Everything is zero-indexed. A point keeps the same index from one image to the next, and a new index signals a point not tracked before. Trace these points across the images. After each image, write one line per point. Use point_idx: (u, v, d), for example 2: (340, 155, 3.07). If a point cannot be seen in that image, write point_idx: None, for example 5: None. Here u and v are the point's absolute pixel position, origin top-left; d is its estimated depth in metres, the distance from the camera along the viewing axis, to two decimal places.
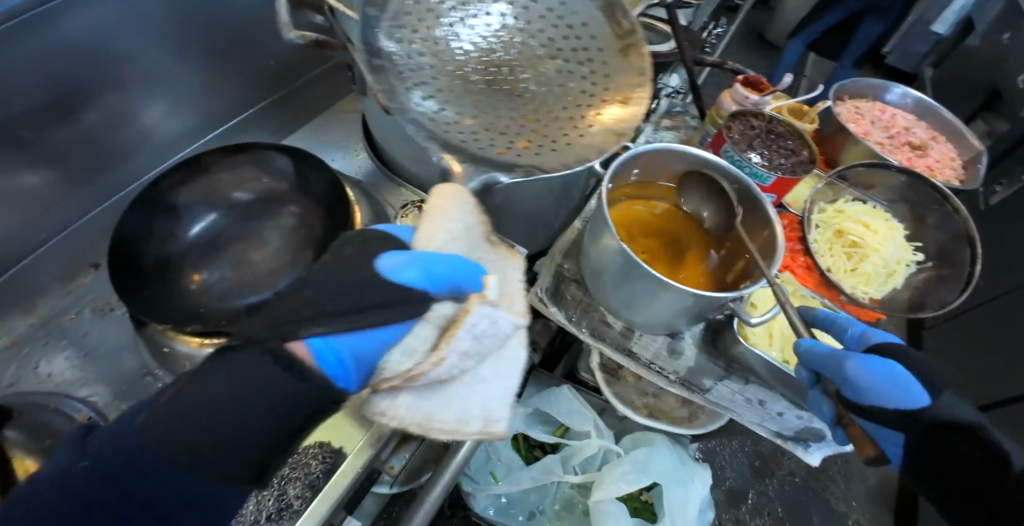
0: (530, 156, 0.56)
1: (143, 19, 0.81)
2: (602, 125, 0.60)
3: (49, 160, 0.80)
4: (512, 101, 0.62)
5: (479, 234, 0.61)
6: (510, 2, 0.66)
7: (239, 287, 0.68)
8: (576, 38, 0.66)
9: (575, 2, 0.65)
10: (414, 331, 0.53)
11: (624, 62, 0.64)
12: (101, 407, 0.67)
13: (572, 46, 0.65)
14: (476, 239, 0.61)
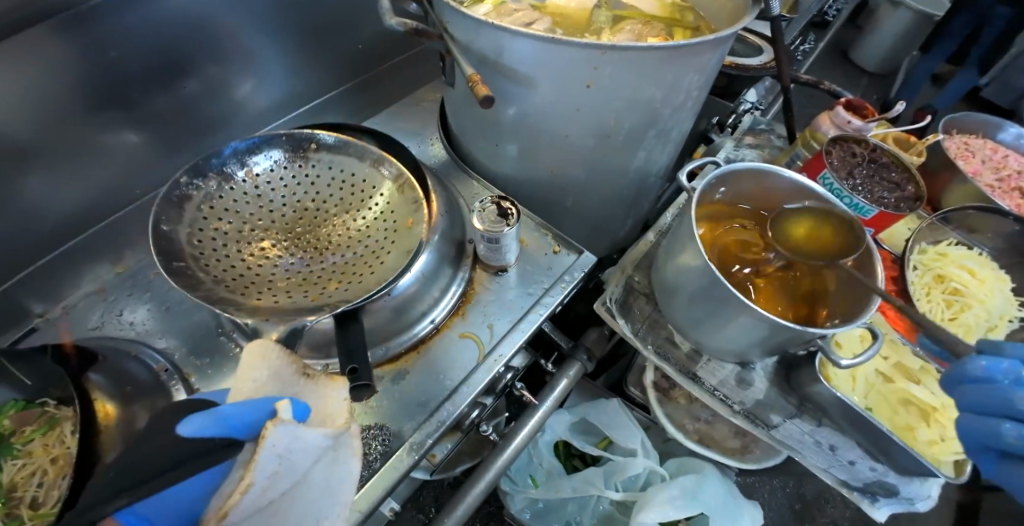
0: (343, 291, 0.66)
1: None
2: (398, 241, 0.72)
3: (147, 122, 0.84)
4: (308, 254, 0.71)
5: (289, 370, 0.53)
6: (299, 161, 0.78)
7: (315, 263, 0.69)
8: (349, 183, 0.78)
9: (349, 163, 0.78)
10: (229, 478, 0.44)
11: (404, 200, 0.75)
12: (175, 360, 0.70)
13: (342, 185, 0.78)
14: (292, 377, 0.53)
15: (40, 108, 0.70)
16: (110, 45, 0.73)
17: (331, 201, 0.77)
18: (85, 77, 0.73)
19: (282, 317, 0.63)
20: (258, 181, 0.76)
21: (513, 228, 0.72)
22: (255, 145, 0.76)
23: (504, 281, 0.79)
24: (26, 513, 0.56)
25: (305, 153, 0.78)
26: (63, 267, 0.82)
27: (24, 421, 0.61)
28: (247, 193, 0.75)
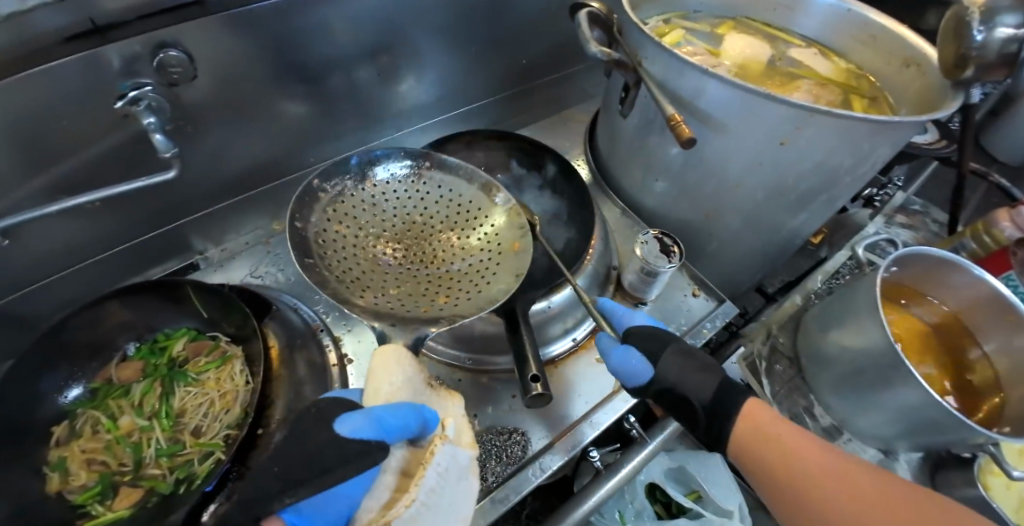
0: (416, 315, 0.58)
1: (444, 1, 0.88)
2: (506, 265, 0.62)
3: (329, 99, 0.89)
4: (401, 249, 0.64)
5: (420, 379, 0.57)
6: (416, 178, 0.68)
7: None
8: (465, 213, 0.68)
9: (458, 186, 0.68)
10: (377, 484, 0.52)
11: (507, 228, 0.65)
12: (329, 323, 0.75)
13: (465, 220, 0.67)
14: (420, 385, 0.57)
15: (251, 74, 0.76)
16: (320, 29, 0.78)
17: (434, 219, 0.67)
18: (293, 53, 0.78)
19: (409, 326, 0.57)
20: (350, 202, 0.65)
21: (674, 265, 0.72)
22: (387, 165, 0.67)
23: (643, 313, 0.79)
24: (189, 440, 0.60)
25: (419, 170, 0.68)
26: (230, 215, 0.88)
27: (195, 350, 0.65)
28: (353, 203, 0.65)
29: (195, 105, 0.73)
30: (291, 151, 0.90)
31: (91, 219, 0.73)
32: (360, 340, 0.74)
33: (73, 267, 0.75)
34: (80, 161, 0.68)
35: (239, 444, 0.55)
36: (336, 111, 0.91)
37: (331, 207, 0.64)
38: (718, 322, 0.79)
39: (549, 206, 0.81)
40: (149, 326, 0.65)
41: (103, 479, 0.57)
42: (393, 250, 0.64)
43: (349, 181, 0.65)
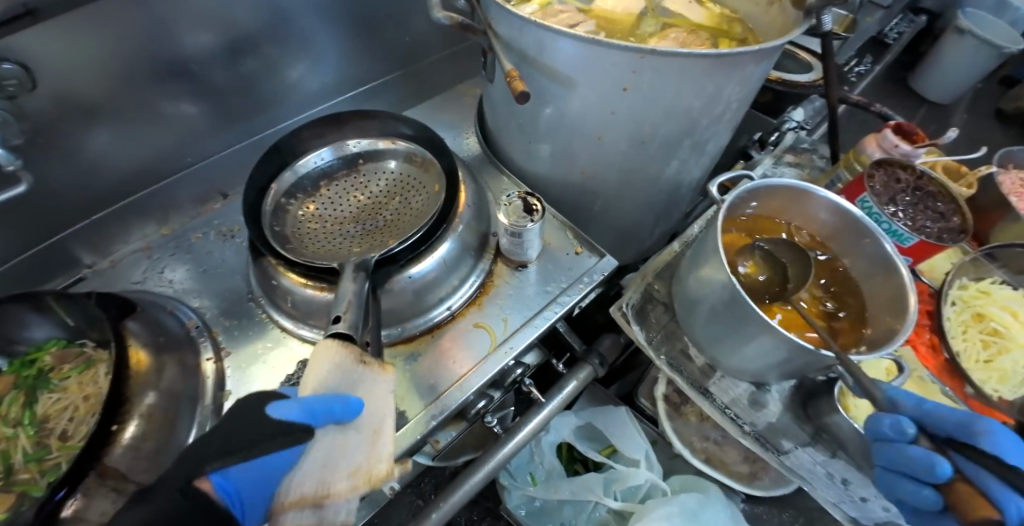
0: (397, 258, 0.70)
1: None
2: (433, 201, 0.76)
3: (204, 95, 0.88)
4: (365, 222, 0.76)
5: (349, 360, 0.54)
6: (351, 172, 0.81)
7: (344, 243, 0.73)
8: (402, 180, 0.80)
9: (387, 163, 0.82)
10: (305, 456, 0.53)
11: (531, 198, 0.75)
12: (207, 318, 0.76)
13: (405, 185, 0.80)
14: (354, 369, 0.55)
15: (106, 76, 0.75)
16: (173, 24, 0.77)
17: (381, 193, 0.79)
18: (150, 51, 0.78)
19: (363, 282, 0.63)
20: (312, 200, 0.78)
21: (536, 223, 0.73)
22: (324, 172, 0.80)
23: (524, 275, 0.80)
24: (55, 443, 0.60)
25: (353, 162, 0.82)
26: (115, 224, 0.88)
27: (62, 358, 0.65)
28: (314, 202, 0.78)
29: (54, 116, 0.73)
30: (171, 154, 0.90)
31: None
32: (237, 333, 0.74)
33: None
34: None
35: (88, 440, 0.55)
36: (216, 110, 0.92)
37: (295, 216, 0.76)
38: (596, 276, 0.80)
39: (419, 170, 0.80)
40: (14, 337, 0.66)
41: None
42: (356, 226, 0.75)
43: (306, 193, 0.79)
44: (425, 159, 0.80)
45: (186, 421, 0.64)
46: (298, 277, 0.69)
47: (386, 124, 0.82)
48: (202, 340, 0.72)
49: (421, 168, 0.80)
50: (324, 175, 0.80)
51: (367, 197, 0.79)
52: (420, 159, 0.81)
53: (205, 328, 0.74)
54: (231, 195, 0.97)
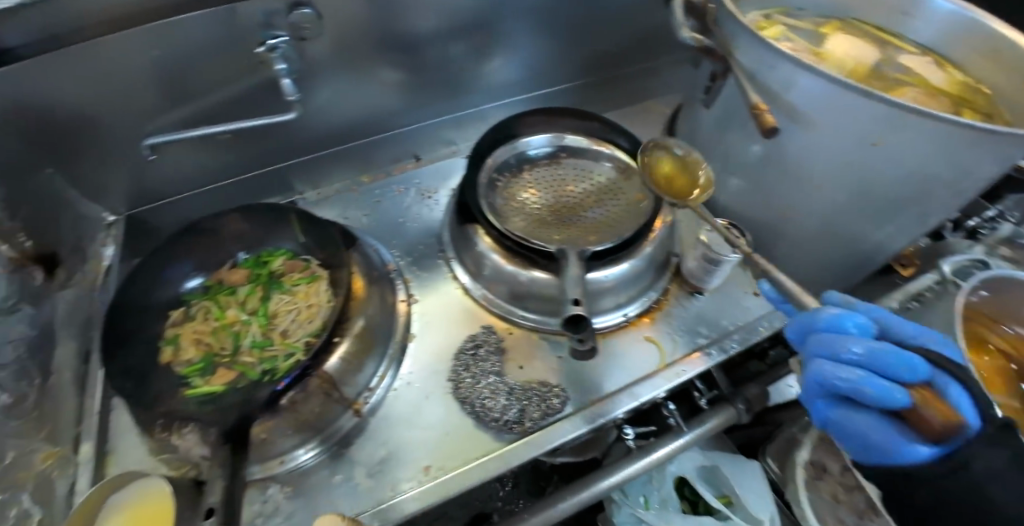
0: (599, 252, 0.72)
1: None
2: (632, 211, 0.78)
3: (429, 66, 0.96)
4: (565, 213, 0.79)
5: None
6: (555, 162, 0.85)
7: (546, 230, 0.76)
8: (603, 185, 0.83)
9: (588, 164, 0.85)
10: None
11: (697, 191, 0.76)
12: (399, 265, 0.83)
13: (605, 188, 0.82)
14: None
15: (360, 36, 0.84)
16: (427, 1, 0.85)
17: (582, 189, 0.82)
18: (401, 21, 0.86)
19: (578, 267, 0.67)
20: (516, 183, 0.82)
21: (736, 255, 0.72)
22: (532, 157, 0.85)
23: (699, 303, 0.80)
24: (278, 338, 0.69)
25: (556, 156, 0.85)
26: (325, 163, 0.99)
27: (292, 266, 0.74)
28: (517, 186, 0.82)
29: (315, 60, 0.84)
30: (386, 111, 0.99)
31: (219, 146, 0.87)
32: (425, 284, 0.81)
33: (193, 189, 0.90)
34: (217, 96, 0.81)
35: (318, 346, 0.62)
36: (434, 81, 0.99)
37: (500, 193, 0.80)
38: (776, 322, 0.77)
39: (620, 176, 0.83)
40: (256, 240, 0.76)
41: (205, 358, 0.66)
42: (557, 214, 0.79)
43: (512, 174, 0.83)
44: (627, 167, 0.83)
45: (377, 352, 0.70)
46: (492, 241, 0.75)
47: (593, 128, 0.86)
48: (399, 283, 0.80)
49: (621, 175, 0.83)
50: (529, 161, 0.84)
51: (568, 189, 0.82)
52: (621, 167, 0.84)
53: (401, 274, 0.81)
54: (422, 158, 1.07)
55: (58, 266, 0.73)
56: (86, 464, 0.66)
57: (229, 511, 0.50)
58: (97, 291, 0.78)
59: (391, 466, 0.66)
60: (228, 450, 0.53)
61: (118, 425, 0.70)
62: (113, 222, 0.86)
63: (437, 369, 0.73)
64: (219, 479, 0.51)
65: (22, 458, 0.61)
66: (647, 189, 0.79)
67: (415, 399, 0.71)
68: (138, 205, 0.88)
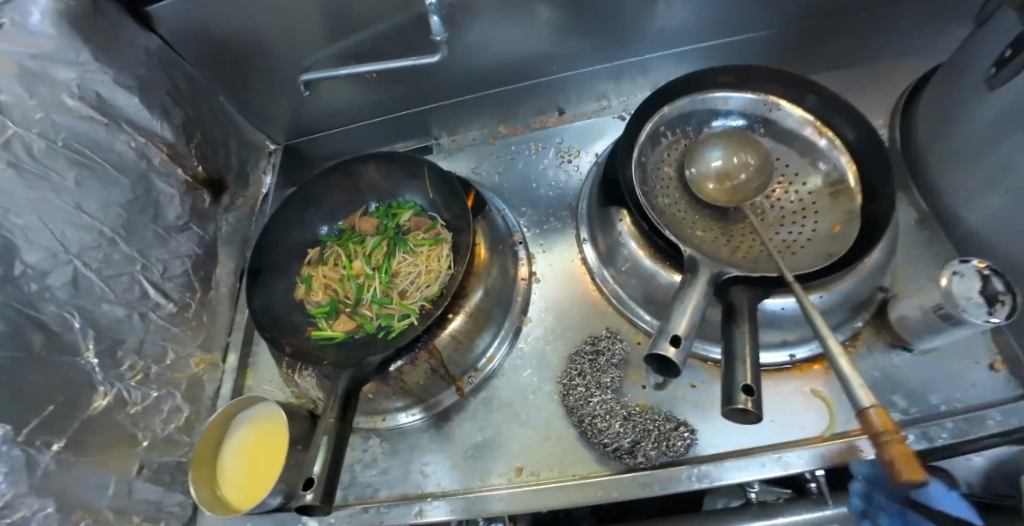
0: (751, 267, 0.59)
1: None
2: (816, 245, 0.59)
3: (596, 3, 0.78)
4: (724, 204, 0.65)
5: None
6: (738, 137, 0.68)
7: (699, 226, 0.63)
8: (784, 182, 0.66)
9: (788, 155, 0.66)
10: None
11: (837, 208, 0.61)
12: (525, 234, 0.75)
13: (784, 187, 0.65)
14: None
15: None
16: None
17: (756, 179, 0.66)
18: None
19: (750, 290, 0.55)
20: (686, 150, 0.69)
21: (993, 320, 0.52)
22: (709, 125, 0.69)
23: (903, 363, 0.60)
24: (396, 298, 0.69)
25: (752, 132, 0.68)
26: (467, 108, 0.91)
27: (416, 222, 0.72)
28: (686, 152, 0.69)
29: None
30: (543, 54, 0.84)
31: (367, 85, 0.85)
32: (547, 259, 0.74)
33: (343, 124, 0.91)
34: (374, 35, 0.77)
35: (432, 320, 0.62)
36: (606, 24, 0.80)
37: (654, 165, 0.67)
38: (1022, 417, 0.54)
39: (824, 189, 0.63)
40: (387, 190, 0.74)
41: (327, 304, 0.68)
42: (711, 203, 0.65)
43: (674, 142, 0.69)
44: (840, 174, 0.62)
45: (489, 332, 0.67)
46: (632, 226, 0.65)
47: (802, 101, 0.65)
48: (522, 255, 0.73)
49: (827, 187, 0.63)
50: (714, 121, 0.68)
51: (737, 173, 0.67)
52: (832, 172, 0.63)
53: (525, 246, 0.74)
54: (567, 112, 0.91)
55: (224, 190, 0.79)
56: (229, 372, 0.74)
57: (327, 492, 0.48)
58: (254, 216, 0.84)
59: (486, 456, 0.63)
60: (334, 417, 0.53)
61: (261, 340, 0.78)
62: (273, 150, 0.92)
63: (546, 362, 0.67)
64: (327, 449, 0.50)
65: (182, 361, 0.70)
66: (850, 223, 0.59)
67: (522, 392, 0.66)
68: (297, 135, 0.92)
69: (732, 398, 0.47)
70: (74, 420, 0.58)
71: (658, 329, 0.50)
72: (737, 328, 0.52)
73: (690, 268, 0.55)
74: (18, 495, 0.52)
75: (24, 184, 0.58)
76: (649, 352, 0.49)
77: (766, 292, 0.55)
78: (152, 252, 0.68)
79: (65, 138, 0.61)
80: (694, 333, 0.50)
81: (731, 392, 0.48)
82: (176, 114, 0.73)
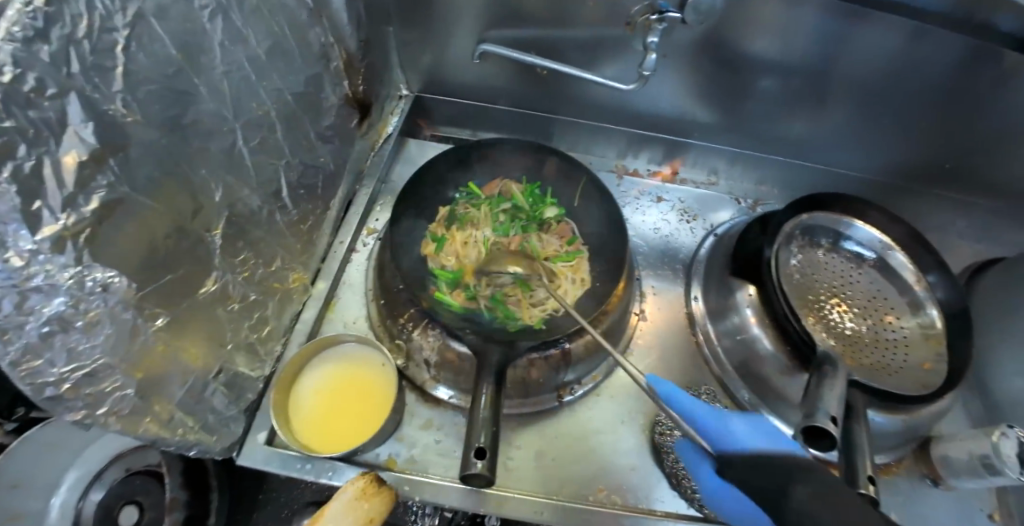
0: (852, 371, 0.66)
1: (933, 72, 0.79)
2: (909, 373, 0.67)
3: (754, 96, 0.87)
4: (831, 309, 0.72)
5: None
6: (851, 256, 0.76)
7: (813, 321, 0.70)
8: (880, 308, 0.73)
9: (889, 288, 0.74)
10: None
11: (927, 348, 0.69)
12: (641, 269, 0.80)
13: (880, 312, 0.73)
14: None
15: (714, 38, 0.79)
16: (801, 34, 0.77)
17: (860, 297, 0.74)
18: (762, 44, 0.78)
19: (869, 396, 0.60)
20: (810, 256, 0.75)
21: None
22: (831, 236, 0.76)
23: (930, 492, 0.70)
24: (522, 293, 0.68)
25: (865, 262, 0.75)
26: (599, 134, 0.95)
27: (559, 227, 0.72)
28: (810, 258, 0.75)
29: (668, 42, 0.80)
30: (687, 116, 0.91)
31: (529, 76, 0.86)
32: (656, 299, 0.78)
33: (481, 100, 0.91)
34: (566, 36, 0.79)
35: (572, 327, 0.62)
36: (744, 111, 0.90)
37: (784, 253, 0.72)
38: None
39: (918, 328, 0.70)
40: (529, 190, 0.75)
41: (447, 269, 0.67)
42: (818, 304, 0.72)
43: (800, 240, 0.75)
44: (933, 320, 0.70)
45: (604, 353, 0.69)
46: (758, 299, 0.70)
47: None
48: (637, 290, 0.78)
49: (920, 327, 0.70)
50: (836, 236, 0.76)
51: (844, 286, 0.74)
52: (926, 317, 0.71)
53: (641, 282, 0.79)
54: (679, 173, 0.98)
55: (367, 117, 0.77)
56: (317, 300, 0.69)
57: (495, 465, 0.48)
58: (374, 152, 0.81)
59: (570, 467, 0.64)
60: (492, 392, 0.52)
61: (350, 279, 0.74)
62: (402, 96, 0.89)
63: (641, 396, 0.70)
64: (491, 423, 0.50)
65: (282, 272, 0.65)
66: (941, 362, 0.67)
67: (616, 418, 0.68)
68: (430, 91, 0.90)
69: (856, 483, 0.53)
70: (184, 300, 0.51)
71: (810, 403, 0.53)
72: (854, 424, 0.57)
73: (828, 360, 0.58)
74: (109, 366, 0.45)
75: (225, 34, 0.52)
76: (807, 423, 0.52)
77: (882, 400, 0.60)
78: (298, 152, 0.64)
79: (274, 6, 0.57)
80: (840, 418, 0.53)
81: (853, 478, 0.54)
82: (363, 27, 0.70)
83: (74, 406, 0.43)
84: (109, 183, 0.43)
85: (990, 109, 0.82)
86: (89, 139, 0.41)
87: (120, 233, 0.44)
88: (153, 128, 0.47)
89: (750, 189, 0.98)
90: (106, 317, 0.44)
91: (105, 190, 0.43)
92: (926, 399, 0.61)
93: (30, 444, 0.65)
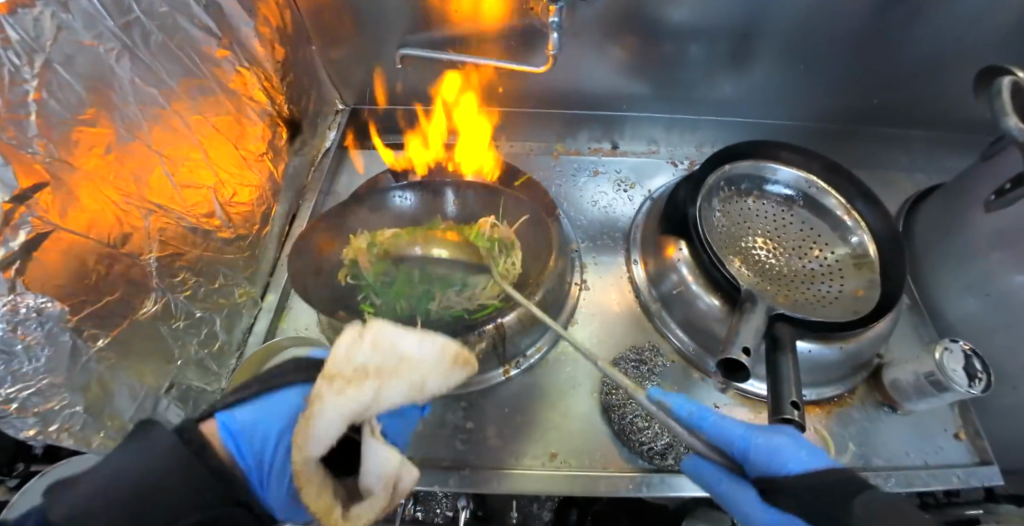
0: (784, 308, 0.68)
1: (840, 12, 0.80)
2: (843, 302, 0.68)
3: (673, 61, 0.89)
4: (762, 253, 0.74)
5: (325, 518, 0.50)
6: (780, 199, 0.78)
7: (744, 267, 0.72)
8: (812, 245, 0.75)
9: (819, 225, 0.75)
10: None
11: (860, 276, 0.70)
12: (581, 241, 0.83)
13: (812, 249, 0.74)
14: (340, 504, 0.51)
15: (620, 12, 0.81)
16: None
17: (793, 238, 0.75)
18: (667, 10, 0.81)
19: (797, 327, 0.62)
20: (738, 205, 0.77)
21: (972, 393, 0.62)
22: (758, 183, 0.78)
23: (889, 419, 0.71)
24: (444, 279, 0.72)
25: (793, 202, 0.77)
26: (534, 120, 0.98)
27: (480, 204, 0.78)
28: (738, 207, 0.77)
29: (575, 21, 0.83)
30: (614, 90, 0.94)
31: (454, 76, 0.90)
32: (596, 267, 0.81)
33: (414, 104, 0.95)
34: (479, 31, 0.83)
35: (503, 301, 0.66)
36: (670, 78, 0.92)
37: (710, 205, 0.75)
38: (976, 480, 0.66)
39: (849, 257, 0.72)
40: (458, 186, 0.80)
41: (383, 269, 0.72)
42: (749, 249, 0.74)
43: (727, 191, 0.77)
44: (863, 247, 0.72)
45: (544, 324, 0.72)
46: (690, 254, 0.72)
47: None
48: (577, 264, 0.79)
49: (851, 257, 0.72)
50: (762, 182, 0.78)
51: (774, 230, 0.76)
52: (858, 247, 0.72)
53: (580, 255, 0.80)
54: (619, 147, 1.00)
55: (297, 135, 0.83)
56: (267, 311, 0.74)
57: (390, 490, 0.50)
58: (314, 166, 0.87)
59: (522, 438, 0.66)
60: None
61: None
62: (340, 110, 0.95)
63: (589, 360, 0.72)
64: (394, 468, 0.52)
65: (228, 288, 0.69)
66: (873, 287, 0.68)
67: (566, 384, 0.70)
68: (364, 103, 0.95)
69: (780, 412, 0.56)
70: (124, 320, 0.55)
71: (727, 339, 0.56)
72: (782, 357, 0.59)
73: (750, 298, 0.60)
74: (55, 385, 0.49)
75: (133, 72, 0.56)
76: (723, 358, 0.54)
77: (810, 329, 0.62)
78: (227, 174, 0.68)
79: (180, 41, 0.61)
80: (756, 347, 0.56)
81: (778, 406, 0.56)
82: (278, 50, 0.75)
83: (25, 424, 0.48)
84: (35, 219, 0.47)
85: (905, 38, 0.83)
86: (9, 180, 0.45)
87: (50, 263, 0.48)
88: (71, 165, 0.51)
89: (691, 152, 1.00)
90: (45, 340, 0.48)
91: (32, 226, 0.47)
92: (854, 323, 0.63)
93: (31, 490, 0.67)
